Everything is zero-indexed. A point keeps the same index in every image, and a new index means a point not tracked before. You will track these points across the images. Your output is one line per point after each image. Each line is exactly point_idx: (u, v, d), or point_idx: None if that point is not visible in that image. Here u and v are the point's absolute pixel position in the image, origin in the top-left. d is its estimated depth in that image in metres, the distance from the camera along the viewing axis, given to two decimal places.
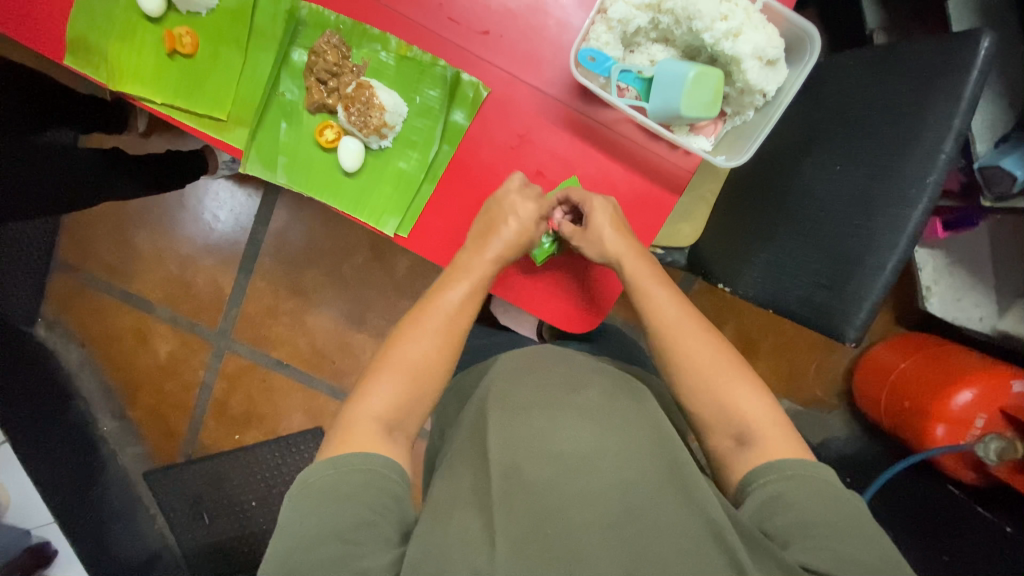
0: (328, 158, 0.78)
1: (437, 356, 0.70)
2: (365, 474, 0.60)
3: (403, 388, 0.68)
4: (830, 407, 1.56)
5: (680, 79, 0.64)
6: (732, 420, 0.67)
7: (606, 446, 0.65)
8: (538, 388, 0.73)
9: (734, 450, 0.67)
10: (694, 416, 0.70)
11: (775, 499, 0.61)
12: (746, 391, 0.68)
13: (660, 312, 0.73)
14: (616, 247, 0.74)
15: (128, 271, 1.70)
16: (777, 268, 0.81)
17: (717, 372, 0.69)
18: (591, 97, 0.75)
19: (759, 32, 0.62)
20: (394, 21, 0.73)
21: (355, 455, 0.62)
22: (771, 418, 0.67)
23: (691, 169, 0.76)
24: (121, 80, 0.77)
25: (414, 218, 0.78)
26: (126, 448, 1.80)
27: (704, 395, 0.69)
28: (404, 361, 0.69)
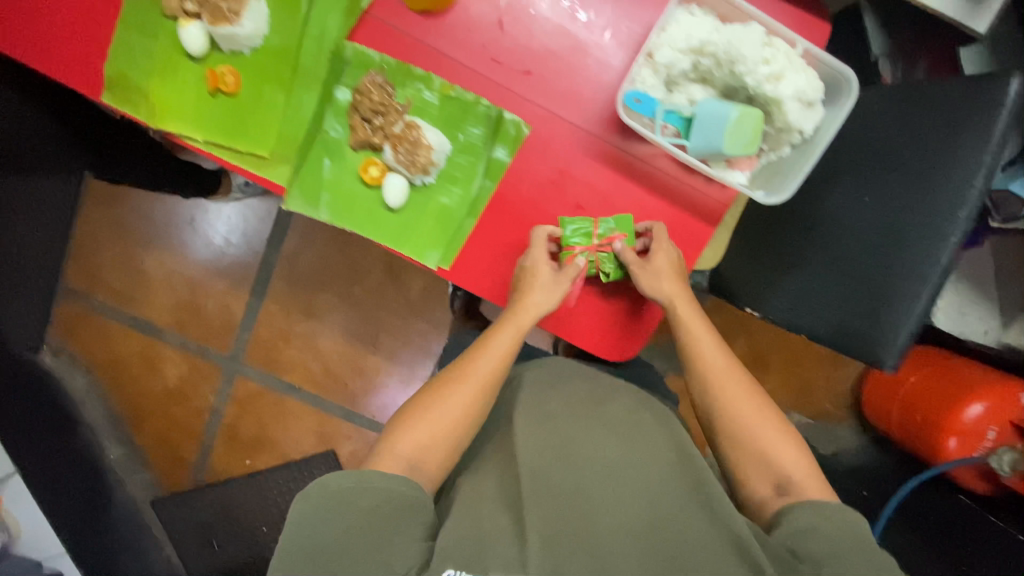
0: (370, 194, 0.79)
1: (467, 411, 0.71)
2: (383, 492, 0.63)
3: (425, 432, 0.69)
4: (839, 419, 1.58)
5: (721, 119, 0.67)
6: (771, 467, 0.71)
7: (643, 464, 0.70)
8: (570, 405, 0.78)
9: (773, 498, 0.70)
10: (733, 469, 0.74)
11: (805, 528, 0.63)
12: (782, 441, 0.73)
13: (708, 360, 0.78)
14: (669, 292, 0.74)
15: (136, 296, 1.68)
16: (805, 295, 0.84)
17: (752, 428, 0.73)
18: (628, 132, 0.77)
19: (800, 75, 0.65)
20: (438, 62, 0.75)
21: (377, 475, 0.64)
22: (806, 467, 0.71)
23: (726, 201, 0.78)
24: (162, 119, 0.77)
25: (456, 252, 0.79)
26: (131, 477, 1.77)
27: (746, 443, 0.73)
28: (436, 415, 0.70)
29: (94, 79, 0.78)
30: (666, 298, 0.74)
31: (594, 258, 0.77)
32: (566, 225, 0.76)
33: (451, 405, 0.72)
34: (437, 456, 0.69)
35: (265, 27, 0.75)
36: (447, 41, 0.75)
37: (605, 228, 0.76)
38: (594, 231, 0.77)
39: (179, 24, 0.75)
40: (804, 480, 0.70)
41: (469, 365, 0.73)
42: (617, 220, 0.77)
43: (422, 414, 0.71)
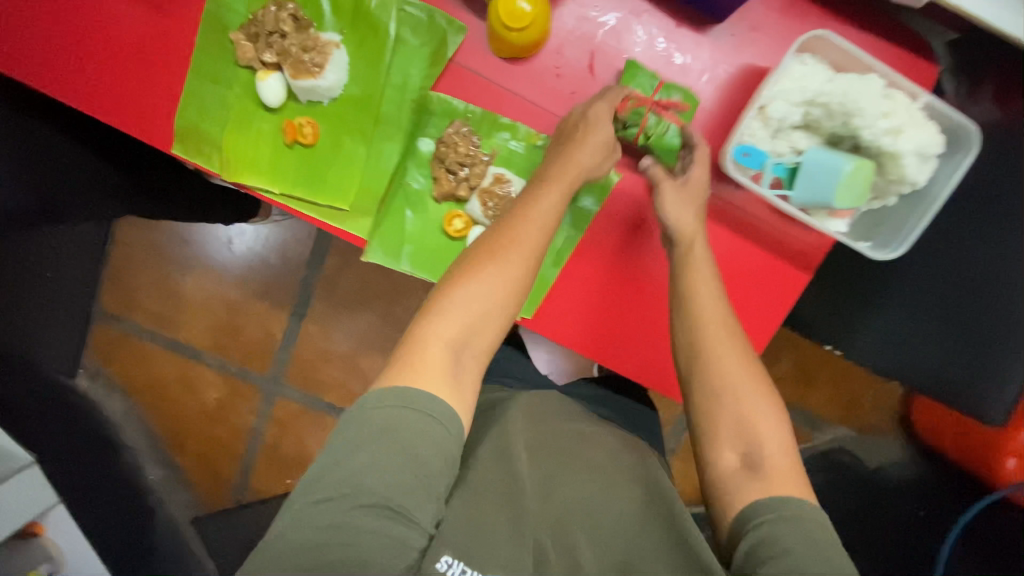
0: (453, 245, 0.76)
1: (506, 294, 0.62)
2: (417, 413, 0.55)
3: (459, 320, 0.60)
4: (886, 432, 1.54)
5: (834, 172, 0.64)
6: (747, 435, 0.62)
7: (612, 498, 0.70)
8: (554, 434, 0.77)
9: (741, 473, 0.61)
10: (703, 432, 0.64)
11: (773, 543, 0.55)
12: (766, 412, 0.63)
13: (705, 319, 0.66)
14: (692, 225, 0.68)
15: (173, 319, 1.66)
16: (897, 338, 0.83)
17: (744, 387, 0.63)
18: (722, 177, 0.74)
19: (920, 131, 0.63)
20: (524, 109, 0.72)
21: (417, 389, 0.56)
22: (788, 450, 0.62)
23: (823, 247, 0.75)
24: (236, 171, 0.74)
25: (538, 303, 0.76)
26: (173, 495, 1.75)
27: (729, 405, 0.63)
28: (470, 293, 0.61)
29: (165, 132, 0.75)
30: (687, 231, 0.68)
31: (643, 118, 0.70)
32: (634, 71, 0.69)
33: (484, 286, 0.61)
34: (474, 366, 0.61)
35: (345, 77, 0.73)
36: (534, 88, 0.72)
37: (667, 92, 0.70)
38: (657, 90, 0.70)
39: (258, 77, 0.72)
40: (777, 462, 0.61)
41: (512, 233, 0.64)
42: (683, 92, 0.70)
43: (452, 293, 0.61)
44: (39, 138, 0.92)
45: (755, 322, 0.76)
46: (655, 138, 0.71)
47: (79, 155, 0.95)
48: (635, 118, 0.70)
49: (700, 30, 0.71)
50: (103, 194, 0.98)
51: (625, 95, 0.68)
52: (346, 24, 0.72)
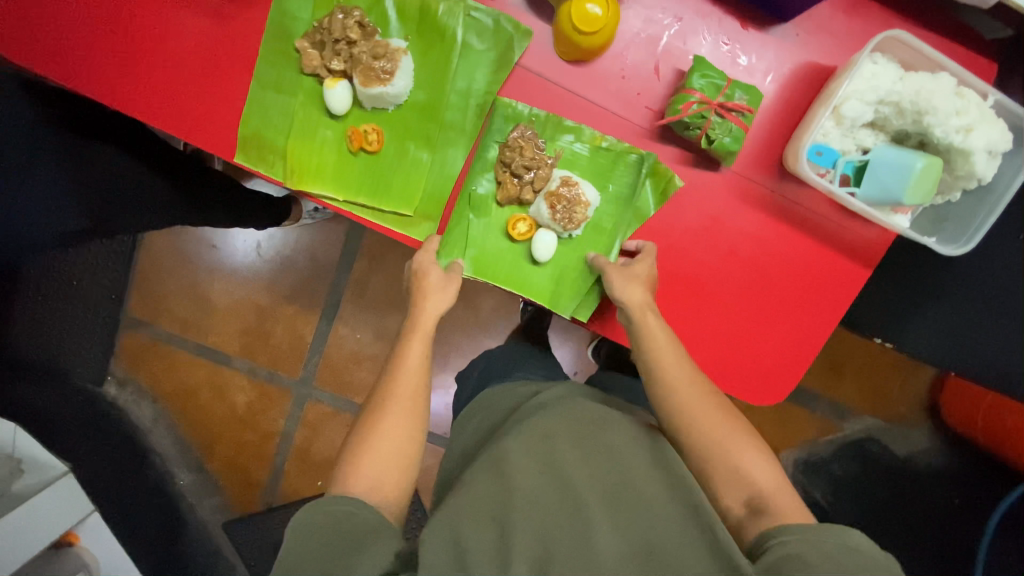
0: (516, 248, 0.77)
1: (410, 410, 0.69)
2: (334, 517, 0.61)
3: (377, 463, 0.65)
4: (913, 423, 1.56)
5: (904, 170, 0.65)
6: (742, 478, 0.67)
7: (631, 484, 0.68)
8: (569, 422, 0.75)
9: (748, 516, 0.65)
10: (703, 481, 0.69)
11: (790, 558, 0.57)
12: (751, 453, 0.68)
13: (669, 369, 0.72)
14: (642, 302, 0.72)
15: (202, 325, 1.66)
16: (950, 331, 0.87)
17: (720, 435, 0.69)
18: (785, 174, 0.75)
19: (993, 127, 0.63)
20: (589, 113, 0.73)
21: (331, 505, 0.62)
22: (777, 478, 0.66)
23: (884, 240, 0.77)
24: (301, 180, 0.75)
25: (597, 304, 0.77)
26: (204, 501, 1.75)
27: (714, 456, 0.68)
28: (377, 444, 0.66)
29: (229, 143, 0.76)
30: (637, 307, 0.72)
31: (708, 117, 0.67)
32: (697, 70, 0.67)
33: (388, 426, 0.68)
34: (398, 474, 0.66)
35: (411, 83, 0.73)
36: (599, 91, 0.73)
37: (732, 93, 0.68)
38: (722, 90, 0.68)
39: (324, 83, 0.72)
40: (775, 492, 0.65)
41: (396, 383, 0.70)
42: (746, 92, 0.68)
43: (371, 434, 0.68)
44: (107, 162, 0.94)
45: (813, 316, 0.79)
46: (717, 141, 0.68)
47: (135, 169, 0.97)
48: (698, 117, 0.67)
49: (762, 30, 0.72)
50: (153, 209, 1.01)
51: (686, 96, 0.67)
52: (412, 31, 0.72)
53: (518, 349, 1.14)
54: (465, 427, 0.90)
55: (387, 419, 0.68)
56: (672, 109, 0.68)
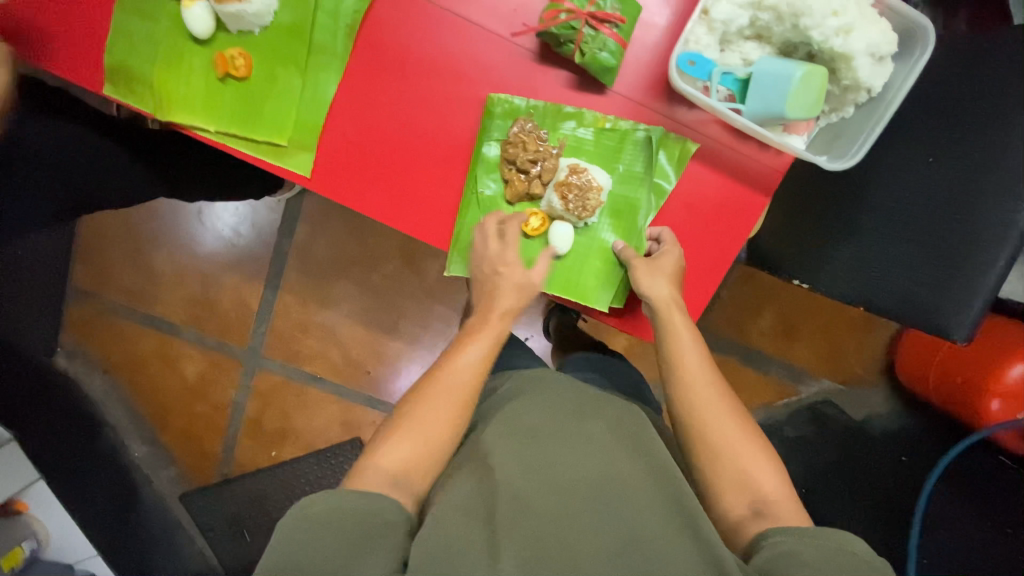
0: (534, 243, 0.77)
1: (467, 399, 0.69)
2: (360, 508, 0.58)
3: (411, 449, 0.64)
4: (871, 383, 1.50)
5: (784, 79, 0.61)
6: (747, 483, 0.66)
7: (613, 472, 0.64)
8: (552, 412, 0.72)
9: (749, 519, 0.64)
10: (704, 481, 0.68)
11: (789, 555, 0.56)
12: (761, 461, 0.67)
13: (690, 363, 0.73)
14: (667, 296, 0.73)
15: (150, 294, 1.64)
16: (866, 265, 0.78)
17: (734, 436, 0.68)
18: (673, 97, 0.73)
19: (872, 28, 0.60)
20: (468, 33, 0.72)
21: (355, 495, 0.59)
22: (783, 490, 0.65)
23: (782, 166, 0.74)
24: (169, 109, 0.72)
25: (626, 291, 0.78)
26: (159, 474, 1.70)
27: (726, 456, 0.67)
28: (420, 427, 0.66)
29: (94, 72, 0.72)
30: (662, 300, 0.73)
31: (579, 27, 0.65)
32: None
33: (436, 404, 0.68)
34: (426, 468, 0.65)
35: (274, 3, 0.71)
36: (479, 11, 0.72)
37: (605, 3, 0.66)
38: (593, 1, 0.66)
39: (182, 5, 0.70)
40: (781, 502, 0.64)
41: (441, 375, 0.70)
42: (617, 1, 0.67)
43: (417, 409, 0.67)
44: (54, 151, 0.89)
45: (712, 250, 0.76)
46: (591, 53, 0.66)
47: (124, 169, 0.94)
48: (568, 27, 0.65)
49: None
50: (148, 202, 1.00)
51: (557, 6, 0.65)
52: None
53: None
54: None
55: (427, 408, 0.67)
56: (544, 19, 0.66)
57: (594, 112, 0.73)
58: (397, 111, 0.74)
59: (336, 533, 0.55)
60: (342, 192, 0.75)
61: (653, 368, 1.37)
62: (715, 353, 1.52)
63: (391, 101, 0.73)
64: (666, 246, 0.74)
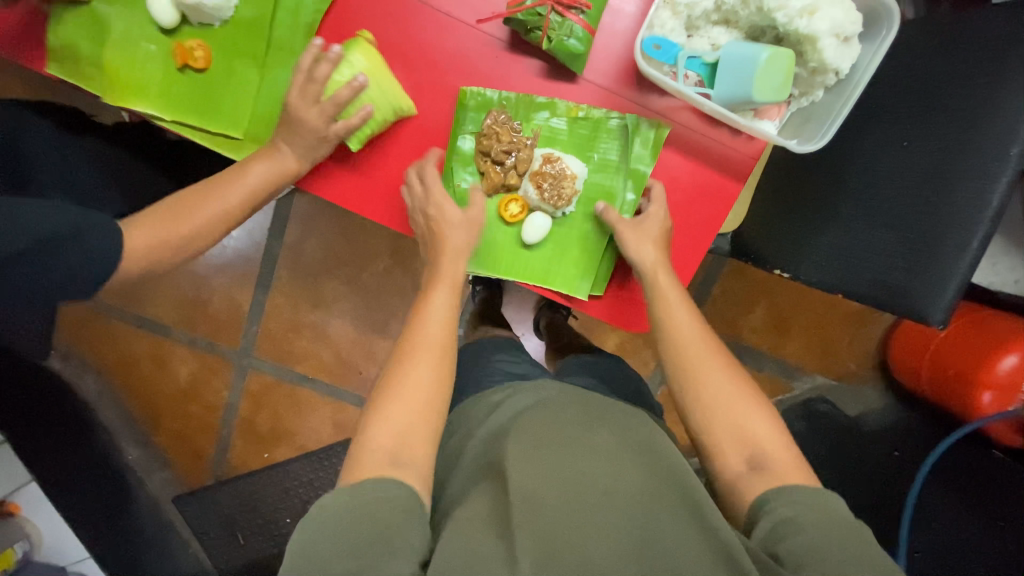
0: (510, 232, 0.77)
1: (435, 377, 0.68)
2: (371, 500, 0.57)
3: (395, 418, 0.64)
4: (863, 379, 1.50)
5: (749, 62, 0.61)
6: (745, 437, 0.65)
7: (618, 475, 0.63)
8: (556, 417, 0.71)
9: (748, 474, 0.64)
10: (702, 440, 0.68)
11: (787, 523, 0.57)
12: (759, 417, 0.67)
13: (682, 328, 0.72)
14: (653, 258, 0.72)
15: (141, 295, 1.62)
16: (846, 252, 0.77)
17: (729, 395, 0.68)
18: (645, 85, 0.73)
19: (836, 7, 0.60)
20: (440, 22, 0.73)
21: (367, 483, 0.58)
22: (784, 442, 0.65)
23: (755, 153, 0.74)
24: (123, 95, 0.74)
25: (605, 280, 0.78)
26: (152, 475, 1.65)
27: (720, 414, 0.67)
28: (400, 394, 0.66)
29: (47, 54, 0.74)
30: (649, 263, 0.72)
31: (543, 14, 0.65)
32: None
33: (413, 378, 0.67)
34: (423, 451, 0.63)
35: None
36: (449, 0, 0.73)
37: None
38: None
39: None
40: (781, 456, 0.64)
41: (417, 335, 0.70)
42: None
43: (389, 400, 0.66)
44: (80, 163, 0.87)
45: (686, 235, 0.77)
46: (558, 40, 0.67)
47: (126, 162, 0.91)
48: (533, 15, 0.66)
49: None
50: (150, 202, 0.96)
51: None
52: None
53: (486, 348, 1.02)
54: (448, 441, 0.82)
55: (409, 368, 0.67)
56: (511, 6, 0.67)
57: (567, 102, 0.73)
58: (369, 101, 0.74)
59: (355, 532, 0.54)
60: (322, 185, 0.76)
61: (642, 366, 1.37)
62: None
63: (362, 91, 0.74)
64: (656, 207, 0.73)
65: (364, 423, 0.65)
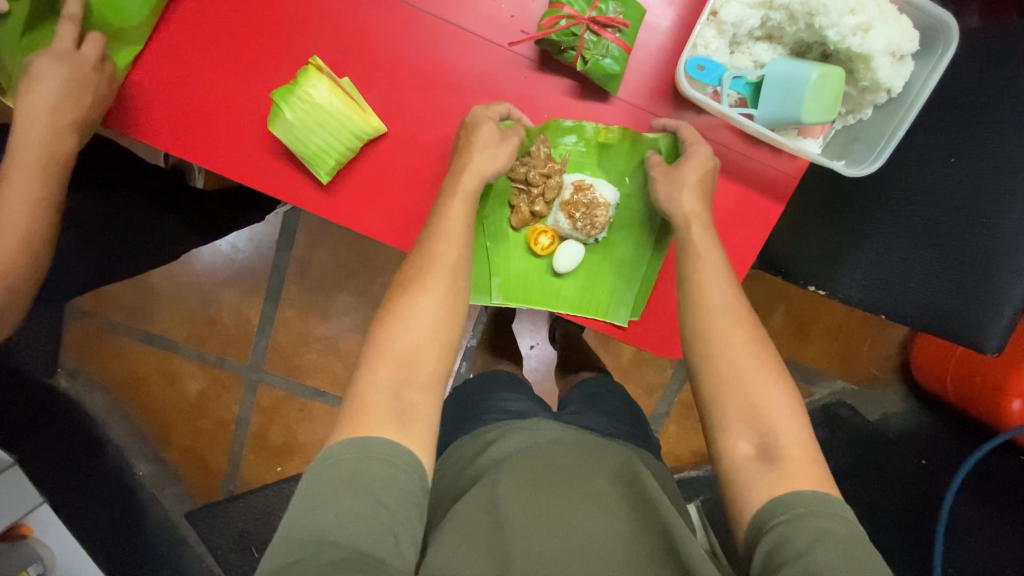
0: (539, 263, 0.76)
1: (443, 314, 0.62)
2: (374, 464, 0.53)
3: (401, 354, 0.59)
4: (886, 383, 1.46)
5: (799, 81, 0.59)
6: (753, 416, 0.59)
7: (603, 530, 0.61)
8: (546, 464, 0.68)
9: (754, 460, 0.58)
10: (711, 414, 0.61)
11: (784, 544, 0.52)
12: (779, 400, 0.60)
13: (710, 291, 0.64)
14: (688, 209, 0.66)
15: (148, 311, 1.57)
16: (885, 271, 0.75)
17: (752, 370, 0.61)
18: (682, 103, 0.70)
19: (891, 27, 0.60)
20: (463, 41, 0.69)
21: (375, 442, 0.54)
22: (801, 432, 0.58)
23: (796, 172, 0.72)
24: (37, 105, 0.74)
25: (639, 308, 0.75)
26: (165, 490, 1.61)
27: (738, 389, 0.60)
28: (406, 324, 0.61)
29: None
30: (681, 214, 0.66)
31: (578, 33, 0.63)
32: None
33: (419, 315, 0.62)
34: (426, 401, 0.58)
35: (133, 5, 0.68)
36: (473, 18, 0.69)
37: (606, 8, 0.64)
38: (594, 6, 0.64)
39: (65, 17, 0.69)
40: (794, 450, 0.58)
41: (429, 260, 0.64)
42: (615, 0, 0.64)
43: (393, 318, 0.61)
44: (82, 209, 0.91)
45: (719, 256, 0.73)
46: (593, 60, 0.64)
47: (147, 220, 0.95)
48: (568, 35, 0.63)
49: None
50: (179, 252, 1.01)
51: (556, 13, 0.63)
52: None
53: (486, 381, 0.98)
54: (441, 475, 0.79)
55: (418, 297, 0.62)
56: (544, 26, 0.64)
57: (596, 124, 0.70)
58: (392, 124, 0.70)
59: (350, 506, 0.50)
60: (338, 212, 0.72)
61: (661, 377, 1.34)
62: None
63: (385, 115, 0.70)
64: (698, 157, 0.67)
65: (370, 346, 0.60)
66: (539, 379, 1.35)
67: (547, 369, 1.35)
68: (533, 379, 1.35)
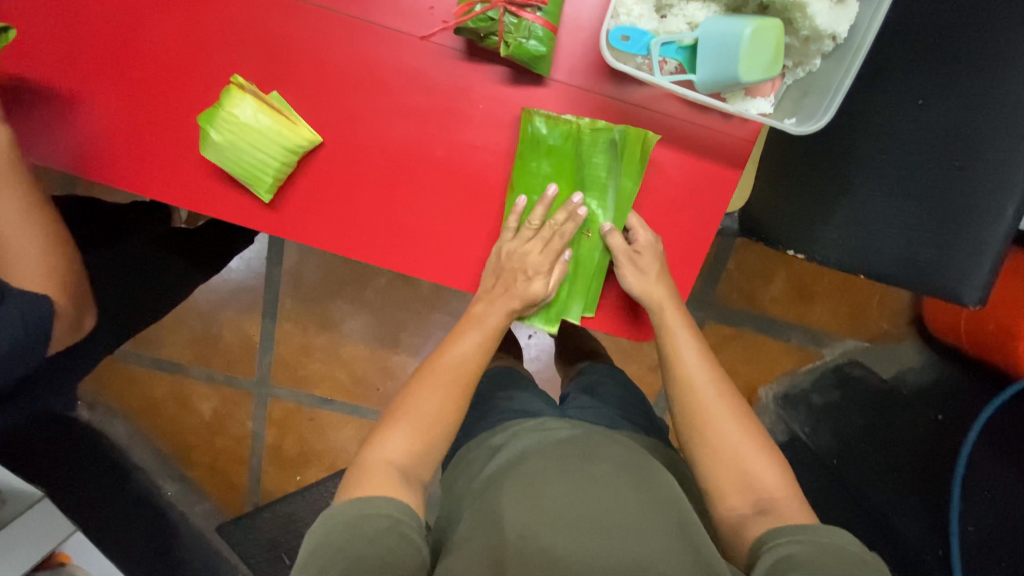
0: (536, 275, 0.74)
1: (440, 408, 0.67)
2: (378, 520, 0.57)
3: (411, 435, 0.65)
4: (899, 337, 1.40)
5: (733, 39, 0.56)
6: (749, 485, 0.63)
7: (613, 515, 0.61)
8: (553, 455, 0.69)
9: (752, 516, 0.62)
10: (704, 483, 0.66)
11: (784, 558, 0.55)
12: (760, 458, 0.65)
13: (691, 367, 0.69)
14: (656, 294, 0.69)
15: (154, 338, 1.60)
16: (862, 229, 0.70)
17: (740, 439, 0.65)
18: (619, 77, 0.68)
19: None
20: (386, 38, 0.68)
21: (381, 499, 0.58)
22: (787, 486, 0.63)
23: (751, 136, 0.69)
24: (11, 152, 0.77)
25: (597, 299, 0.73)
26: (193, 508, 1.61)
27: (727, 460, 0.65)
28: (407, 413, 0.66)
29: None
30: (652, 299, 0.70)
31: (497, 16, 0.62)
32: None
33: (428, 401, 0.67)
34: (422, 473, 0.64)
35: None
36: (395, 14, 0.67)
37: None
38: None
39: None
40: (789, 503, 0.62)
41: (439, 359, 0.70)
42: None
43: (392, 421, 0.66)
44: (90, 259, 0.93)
45: (682, 238, 0.71)
46: (515, 43, 0.62)
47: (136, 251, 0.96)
48: (487, 21, 0.62)
49: None
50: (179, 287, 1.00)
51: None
52: None
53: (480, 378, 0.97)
54: (453, 483, 0.78)
55: (422, 393, 0.68)
56: (459, 14, 0.63)
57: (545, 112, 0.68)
58: (328, 133, 0.69)
59: (357, 548, 0.54)
60: (294, 226, 0.71)
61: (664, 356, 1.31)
62: (728, 327, 1.43)
63: (318, 124, 0.69)
64: (645, 232, 0.69)
65: (373, 440, 0.66)
66: (540, 370, 1.34)
67: (547, 358, 1.34)
68: (533, 369, 1.34)
